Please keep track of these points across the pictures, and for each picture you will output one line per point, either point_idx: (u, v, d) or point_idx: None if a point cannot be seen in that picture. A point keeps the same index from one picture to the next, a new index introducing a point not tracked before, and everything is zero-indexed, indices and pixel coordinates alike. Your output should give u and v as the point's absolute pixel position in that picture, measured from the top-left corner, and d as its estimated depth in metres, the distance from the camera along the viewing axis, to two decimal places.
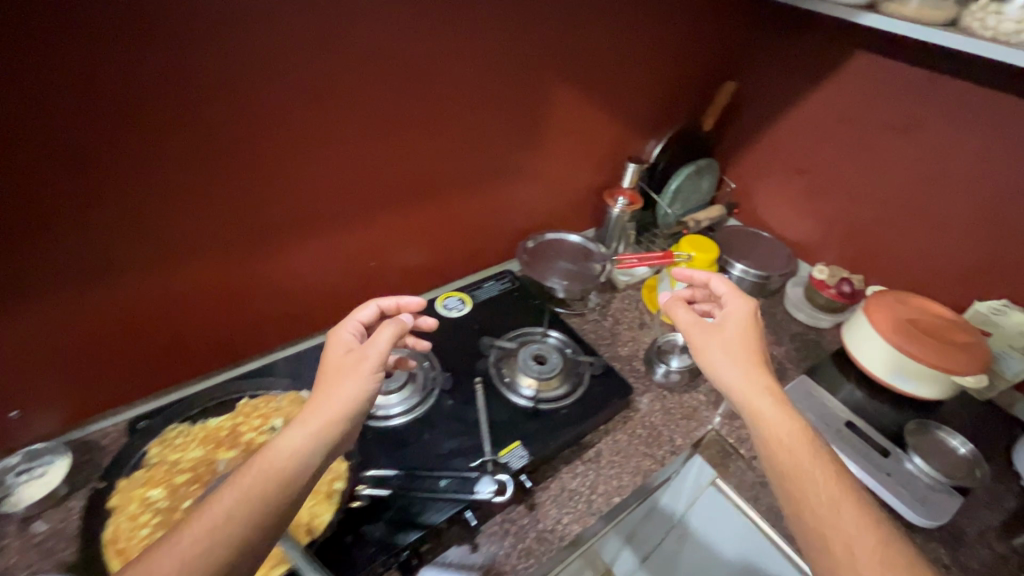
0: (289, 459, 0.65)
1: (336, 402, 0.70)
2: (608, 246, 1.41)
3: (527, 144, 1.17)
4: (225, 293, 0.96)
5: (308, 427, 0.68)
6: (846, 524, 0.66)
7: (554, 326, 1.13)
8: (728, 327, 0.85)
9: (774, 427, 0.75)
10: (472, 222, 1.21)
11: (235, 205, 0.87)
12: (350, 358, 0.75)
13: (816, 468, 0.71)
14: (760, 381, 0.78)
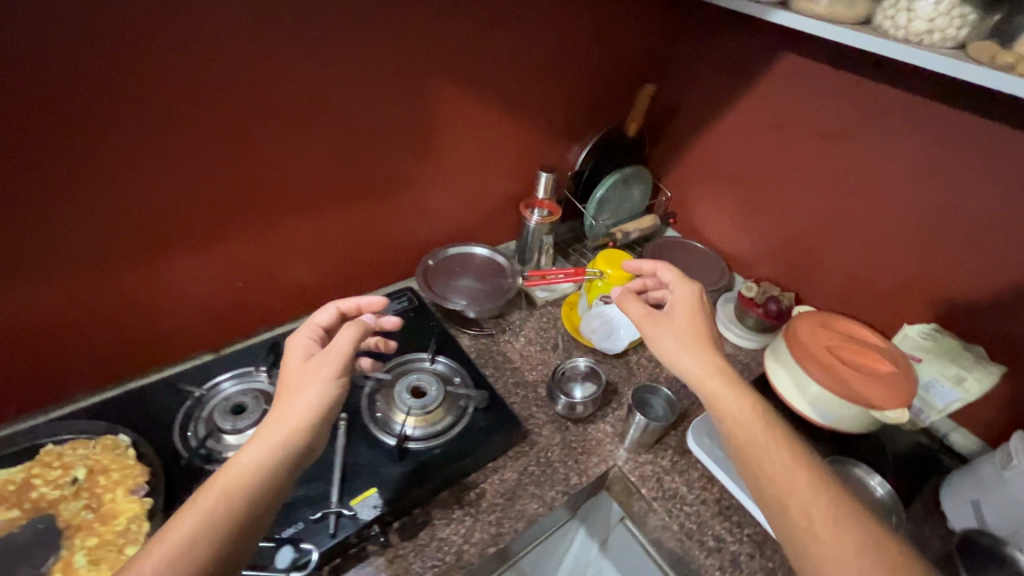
0: (243, 474, 0.60)
1: (296, 411, 0.65)
2: (528, 260, 1.32)
3: (425, 152, 1.07)
4: (59, 324, 0.83)
5: (272, 440, 0.63)
6: (800, 489, 0.66)
7: (443, 353, 1.05)
8: (682, 310, 0.84)
9: (726, 405, 0.73)
10: (366, 236, 1.10)
11: (103, 218, 0.77)
12: (310, 366, 0.70)
13: (770, 441, 0.70)
14: (708, 362, 0.77)
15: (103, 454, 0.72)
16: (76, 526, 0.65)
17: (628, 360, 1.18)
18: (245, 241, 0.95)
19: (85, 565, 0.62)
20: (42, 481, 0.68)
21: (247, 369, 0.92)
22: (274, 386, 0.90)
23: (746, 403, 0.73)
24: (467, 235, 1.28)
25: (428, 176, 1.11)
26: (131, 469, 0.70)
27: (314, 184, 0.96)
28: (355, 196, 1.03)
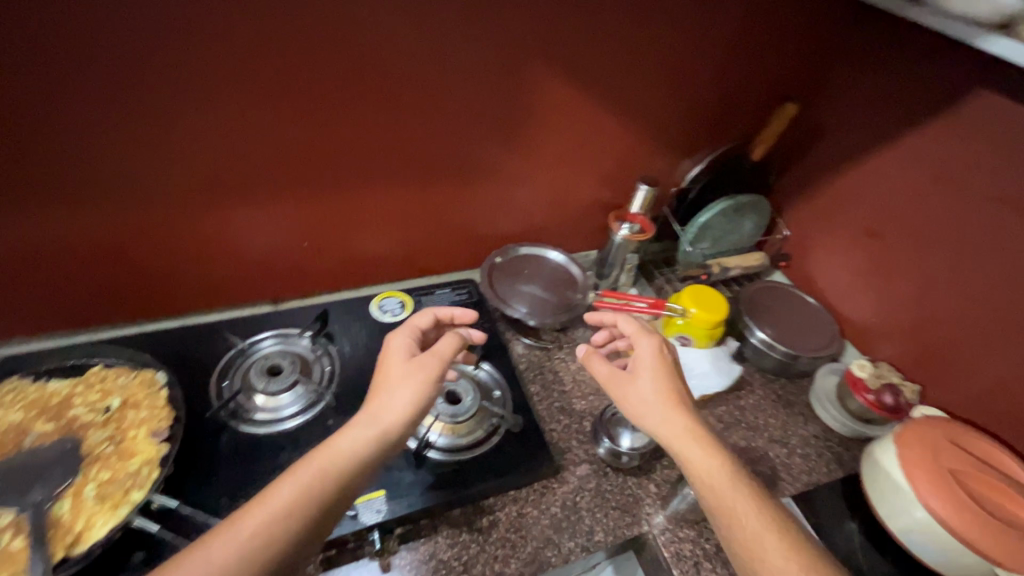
0: (340, 455, 0.61)
1: (393, 407, 0.66)
2: (606, 277, 1.19)
3: (516, 141, 0.97)
4: (125, 250, 0.84)
5: (372, 431, 0.64)
6: (778, 564, 0.58)
7: (487, 360, 0.98)
8: (645, 365, 0.75)
9: (696, 466, 0.66)
10: (439, 220, 1.04)
11: (177, 161, 0.77)
12: (412, 364, 0.70)
13: (745, 509, 0.63)
14: (678, 423, 0.70)
15: (138, 389, 0.73)
16: (96, 455, 0.67)
17: (693, 414, 1.03)
18: (316, 204, 0.91)
19: (92, 498, 0.63)
20: (83, 403, 0.71)
21: (289, 331, 0.92)
22: (312, 354, 0.90)
23: (717, 464, 0.66)
24: (544, 236, 1.18)
25: (514, 168, 1.02)
26: (158, 411, 0.71)
27: (393, 156, 0.90)
28: (432, 178, 0.96)
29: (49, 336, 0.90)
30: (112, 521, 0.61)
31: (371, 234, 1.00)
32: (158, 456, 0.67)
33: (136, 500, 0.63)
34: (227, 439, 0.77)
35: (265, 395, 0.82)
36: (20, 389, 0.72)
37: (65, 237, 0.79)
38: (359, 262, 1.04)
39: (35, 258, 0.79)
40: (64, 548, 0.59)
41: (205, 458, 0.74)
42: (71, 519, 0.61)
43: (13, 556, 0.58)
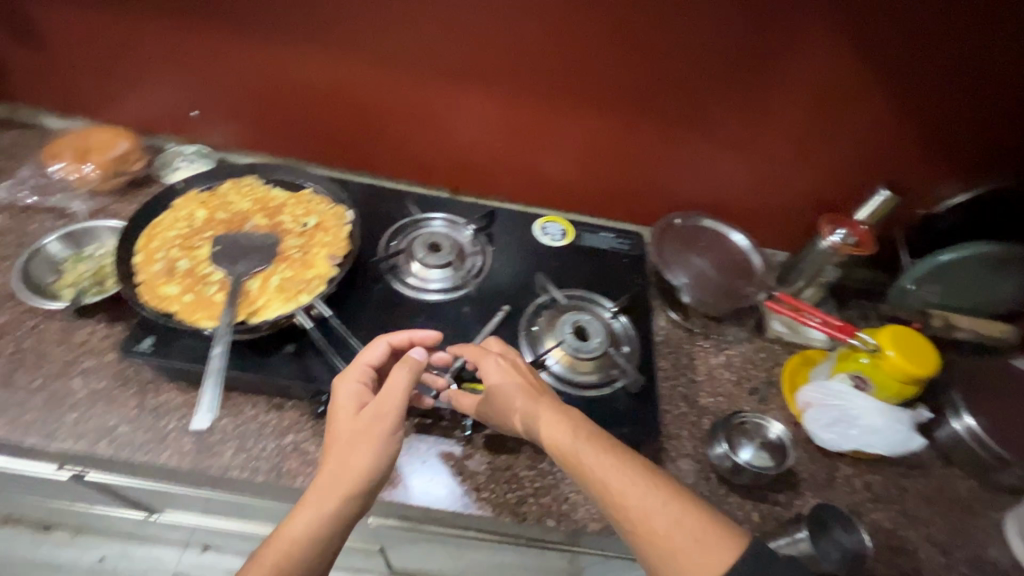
0: (299, 532, 0.56)
1: (350, 471, 0.59)
2: (789, 282, 1.03)
3: (739, 93, 0.87)
4: (355, 97, 0.96)
5: (327, 504, 0.57)
6: (638, 506, 0.58)
7: (627, 314, 0.90)
8: (497, 373, 0.73)
9: (553, 436, 0.65)
10: (626, 159, 0.99)
11: (417, 24, 0.85)
12: (362, 423, 0.63)
13: (594, 460, 0.62)
14: (524, 408, 0.69)
15: (331, 218, 0.84)
16: (286, 256, 0.79)
17: (834, 466, 0.87)
18: (516, 104, 0.93)
19: (274, 286, 0.75)
20: (290, 214, 0.84)
21: (457, 219, 0.97)
22: (470, 247, 0.94)
23: (564, 429, 0.65)
24: (734, 216, 1.06)
25: (729, 127, 0.91)
26: (339, 241, 0.81)
27: (604, 74, 0.87)
28: (634, 108, 0.91)
29: (283, 158, 1.08)
30: (282, 309, 0.72)
31: (556, 152, 1.00)
32: (327, 276, 0.77)
33: (302, 302, 0.73)
34: (378, 287, 0.85)
35: (420, 265, 0.88)
36: (253, 185, 0.87)
37: (318, 76, 0.94)
38: (538, 179, 1.05)
39: (295, 89, 0.97)
40: (245, 314, 0.71)
41: (357, 295, 0.83)
42: (257, 295, 0.73)
43: (213, 304, 0.72)
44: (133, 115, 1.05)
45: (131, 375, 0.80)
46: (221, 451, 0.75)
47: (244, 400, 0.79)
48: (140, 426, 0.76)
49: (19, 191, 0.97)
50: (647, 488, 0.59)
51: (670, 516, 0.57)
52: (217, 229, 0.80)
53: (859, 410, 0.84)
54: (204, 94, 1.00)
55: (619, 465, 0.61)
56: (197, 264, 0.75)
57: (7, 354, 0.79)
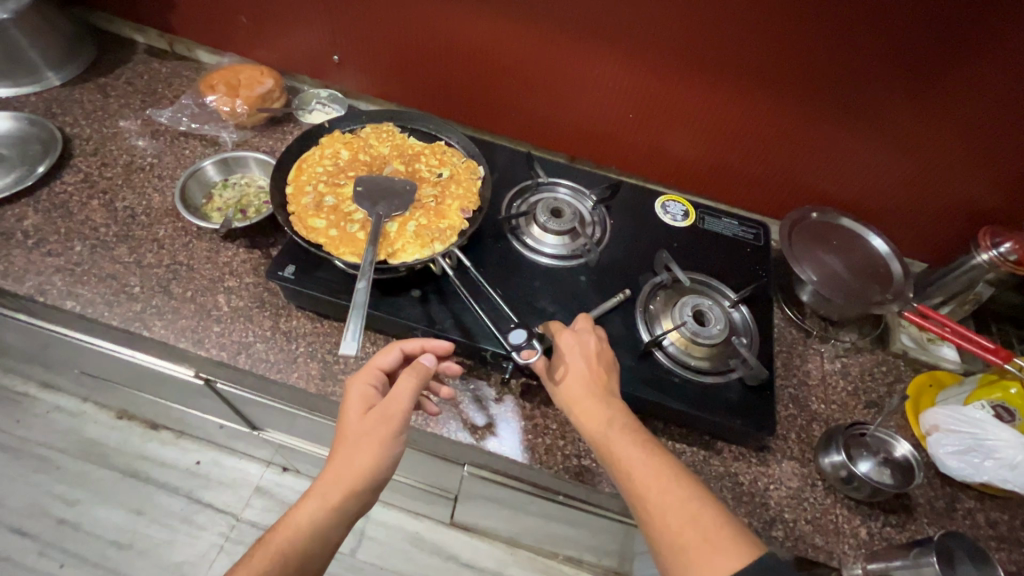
0: (305, 519, 0.61)
1: (354, 469, 0.61)
2: (925, 295, 0.95)
3: (915, 83, 0.79)
4: (499, 52, 0.97)
5: (331, 498, 0.61)
6: (664, 504, 0.57)
7: (747, 305, 0.87)
8: (564, 343, 0.71)
9: (594, 425, 0.65)
10: (763, 142, 0.94)
11: None
12: (366, 426, 0.63)
13: (628, 450, 0.62)
14: (578, 388, 0.68)
15: (463, 171, 0.85)
16: (422, 204, 0.80)
17: (954, 496, 0.81)
18: (661, 77, 0.91)
19: (411, 232, 0.77)
20: (425, 163, 0.85)
21: (580, 188, 0.96)
22: (589, 217, 0.93)
23: (608, 419, 0.65)
24: (870, 216, 0.99)
25: (892, 122, 0.85)
26: (472, 195, 0.82)
27: (765, 54, 0.83)
28: (787, 89, 0.86)
29: (413, 109, 1.11)
30: (419, 254, 0.74)
31: (690, 128, 0.97)
32: (460, 228, 0.78)
33: (437, 250, 0.75)
34: (500, 245, 0.86)
35: (540, 229, 0.88)
36: (392, 132, 0.89)
37: (464, 31, 0.96)
38: (664, 156, 1.03)
39: (437, 40, 0.98)
40: (384, 254, 0.74)
41: (481, 250, 0.85)
42: (395, 238, 0.76)
43: (356, 241, 0.75)
44: (278, 56, 1.11)
45: (267, 299, 0.86)
46: (344, 380, 0.80)
47: (366, 336, 0.84)
48: (273, 346, 0.82)
49: (177, 117, 1.04)
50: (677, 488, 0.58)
51: (694, 519, 0.56)
52: (359, 170, 0.83)
53: (1000, 442, 0.77)
54: (348, 39, 1.03)
55: (654, 466, 0.60)
56: (342, 202, 0.79)
57: (165, 265, 0.87)
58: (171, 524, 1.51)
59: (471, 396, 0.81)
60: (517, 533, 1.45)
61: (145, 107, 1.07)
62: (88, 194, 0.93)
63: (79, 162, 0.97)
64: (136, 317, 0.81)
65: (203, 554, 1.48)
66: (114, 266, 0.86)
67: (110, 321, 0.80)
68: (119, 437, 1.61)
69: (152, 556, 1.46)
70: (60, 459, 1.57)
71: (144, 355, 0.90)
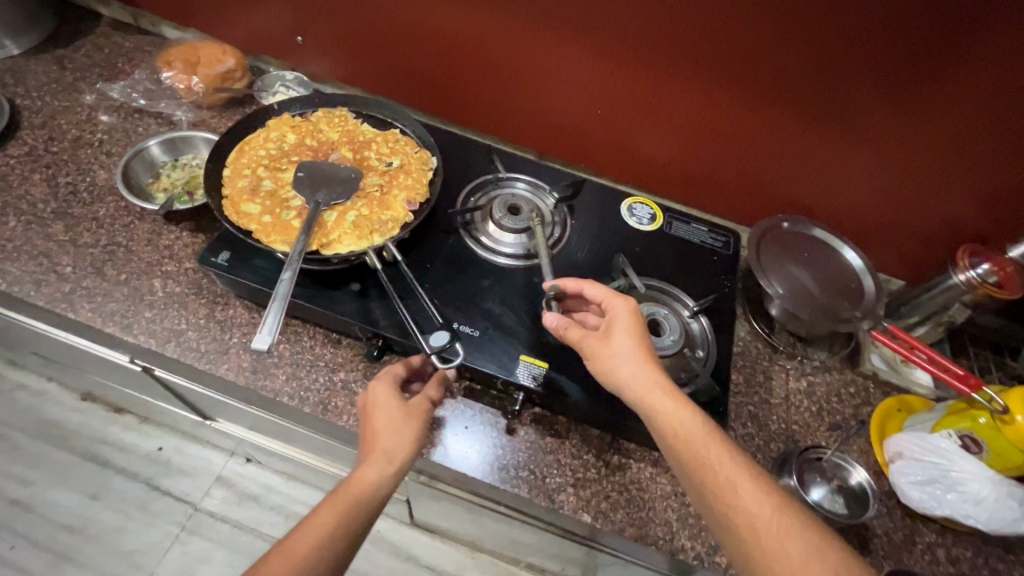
0: (364, 485, 0.59)
1: (403, 444, 0.63)
2: (900, 315, 0.90)
3: (895, 91, 0.74)
4: (464, 41, 0.93)
5: (391, 465, 0.61)
6: (761, 512, 0.53)
7: (707, 315, 0.82)
8: (620, 319, 0.65)
9: (669, 418, 0.58)
10: (737, 147, 0.90)
11: None
12: (410, 407, 0.65)
13: (712, 449, 0.57)
14: (650, 378, 0.60)
15: (415, 161, 0.81)
16: (366, 193, 0.77)
17: (914, 529, 0.77)
18: (632, 74, 0.86)
19: (350, 222, 0.73)
20: (375, 151, 0.81)
21: (542, 185, 0.92)
22: (549, 215, 0.89)
23: (683, 413, 0.58)
24: (846, 229, 0.94)
25: (873, 132, 0.80)
26: (420, 186, 0.78)
27: (740, 55, 0.78)
28: (762, 92, 0.81)
29: (379, 96, 1.08)
30: (355, 246, 0.70)
31: (661, 129, 0.92)
32: (402, 220, 0.74)
33: (375, 242, 0.71)
34: (451, 240, 0.82)
35: (495, 226, 0.84)
36: (345, 116, 0.85)
37: (427, 18, 0.92)
38: (635, 157, 0.99)
39: (400, 24, 0.94)
40: (318, 244, 0.70)
41: (429, 245, 0.81)
42: (332, 227, 0.72)
43: (290, 229, 0.71)
44: (242, 34, 1.07)
45: (205, 285, 0.82)
46: (276, 374, 0.76)
47: (304, 329, 0.80)
48: (206, 335, 0.78)
49: (131, 92, 1.00)
50: (771, 494, 0.54)
51: (797, 536, 0.51)
52: (304, 155, 0.79)
53: (965, 475, 0.73)
54: (310, 20, 1.00)
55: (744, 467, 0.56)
56: (280, 188, 0.75)
57: (101, 245, 0.83)
58: (127, 511, 1.46)
59: None
60: (478, 537, 1.41)
61: (102, 81, 1.03)
62: (30, 168, 0.89)
63: (26, 135, 0.94)
64: (64, 298, 0.77)
65: (156, 543, 1.43)
66: (47, 244, 0.82)
67: (36, 301, 0.77)
68: (79, 419, 1.56)
69: (104, 543, 1.41)
70: (19, 438, 1.51)
71: (77, 337, 0.86)
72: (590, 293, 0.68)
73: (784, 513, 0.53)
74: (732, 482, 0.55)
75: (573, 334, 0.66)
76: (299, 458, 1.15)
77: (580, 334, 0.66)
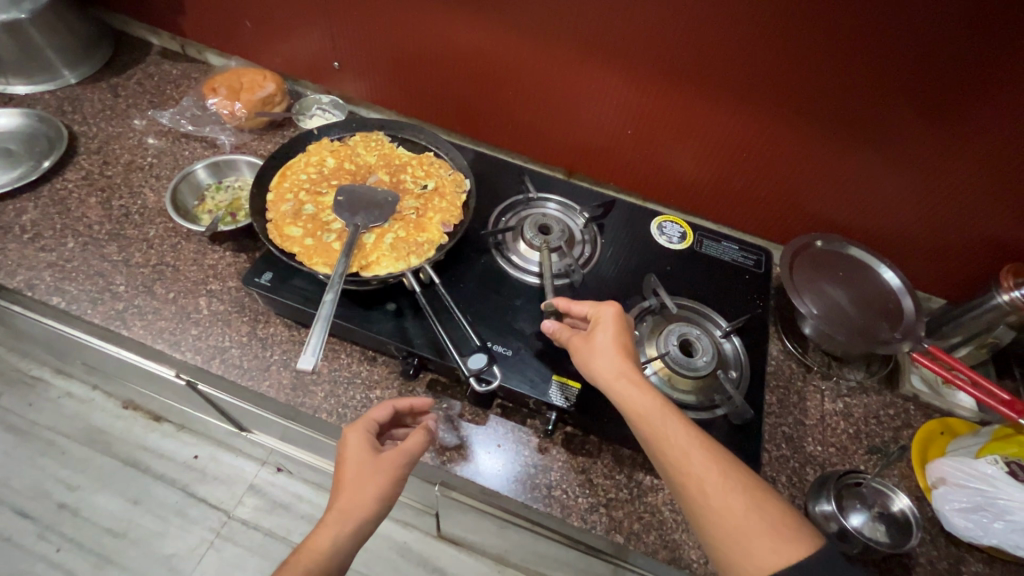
0: (324, 546, 0.61)
1: (363, 499, 0.63)
2: (940, 334, 0.88)
3: (932, 111, 0.73)
4: (495, 65, 0.95)
5: (349, 521, 0.62)
6: (711, 477, 0.54)
7: (739, 336, 0.82)
8: (599, 320, 0.66)
9: (631, 398, 0.60)
10: (769, 166, 0.90)
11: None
12: (377, 466, 0.65)
13: (670, 425, 0.58)
14: (622, 367, 0.62)
15: (449, 184, 0.84)
16: (402, 216, 0.79)
17: (959, 557, 0.74)
18: (662, 97, 0.88)
19: (387, 244, 0.76)
20: (411, 174, 0.84)
21: (572, 205, 0.93)
22: (580, 234, 0.90)
23: (645, 396, 0.60)
24: (881, 247, 0.93)
25: (909, 152, 0.79)
26: (454, 209, 0.80)
27: (772, 76, 0.78)
28: (795, 113, 0.81)
29: (412, 118, 1.11)
30: (393, 268, 0.72)
31: (692, 148, 0.93)
32: (438, 243, 0.76)
33: (412, 264, 0.73)
34: (483, 260, 0.84)
35: (526, 245, 0.85)
36: (381, 141, 0.88)
37: (460, 43, 0.94)
38: (664, 175, 0.99)
39: (432, 49, 0.97)
40: (358, 266, 0.73)
41: (462, 265, 0.83)
42: (370, 249, 0.75)
43: (330, 252, 0.74)
44: (283, 60, 1.11)
45: (247, 303, 0.86)
46: (315, 392, 0.78)
47: (342, 347, 0.83)
48: (248, 352, 0.81)
49: (179, 118, 1.06)
50: (720, 462, 0.55)
51: (744, 497, 0.53)
52: (343, 179, 0.83)
53: (1014, 503, 0.69)
54: (346, 46, 1.03)
55: (697, 438, 0.57)
56: (321, 212, 0.79)
57: (151, 264, 0.88)
58: (165, 516, 1.49)
59: (442, 418, 0.78)
60: (505, 551, 1.40)
61: (151, 107, 1.09)
62: (87, 192, 0.95)
63: (83, 160, 0.99)
64: (117, 316, 0.82)
65: (193, 548, 1.45)
66: (102, 264, 0.87)
67: (92, 318, 0.81)
68: (122, 426, 1.60)
69: (144, 548, 1.44)
70: (65, 444, 1.55)
71: (127, 352, 0.89)
72: (579, 309, 0.70)
73: (736, 482, 0.54)
74: (685, 451, 0.56)
75: (563, 337, 0.68)
76: (331, 469, 1.18)
77: (567, 337, 0.68)
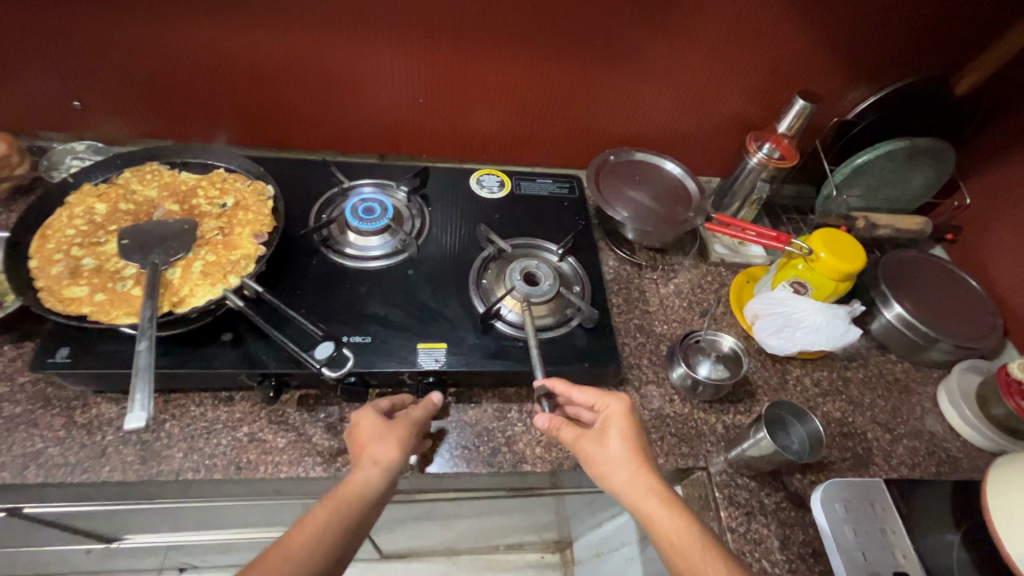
0: (351, 493, 0.60)
1: (383, 456, 0.62)
2: (723, 203, 1.06)
3: (656, 16, 0.86)
4: (261, 64, 0.90)
5: (377, 471, 0.61)
6: None
7: (573, 255, 0.91)
8: (614, 422, 0.66)
9: (660, 525, 0.59)
10: (554, 99, 0.98)
11: None
12: (398, 424, 0.66)
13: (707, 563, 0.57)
14: (644, 483, 0.61)
15: (250, 196, 0.79)
16: (207, 240, 0.74)
17: (784, 370, 0.91)
18: (438, 57, 0.90)
19: (198, 273, 0.70)
20: (203, 197, 0.78)
21: (388, 183, 0.94)
22: (406, 210, 0.91)
23: (671, 515, 0.60)
24: (664, 147, 1.08)
25: (653, 57, 0.92)
26: (263, 218, 0.77)
27: (524, 14, 0.85)
28: (556, 45, 0.89)
29: (193, 142, 1.01)
30: (210, 294, 0.67)
31: (484, 98, 0.97)
32: (255, 256, 0.72)
33: (232, 283, 0.69)
34: (316, 261, 0.81)
35: (355, 233, 0.85)
36: (157, 171, 0.80)
37: (215, 50, 0.87)
38: (474, 135, 1.04)
39: (186, 63, 0.89)
40: (169, 305, 0.66)
41: (293, 272, 0.79)
42: (179, 284, 0.69)
43: (131, 299, 0.66)
44: (4, 114, 0.93)
45: (52, 394, 0.73)
46: (171, 455, 0.70)
47: (189, 399, 0.75)
48: (72, 445, 0.69)
49: None
50: None
51: None
52: (123, 221, 0.74)
53: (802, 313, 0.87)
54: (80, 81, 0.90)
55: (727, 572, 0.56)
56: (105, 262, 0.70)
57: None
58: None
59: (322, 427, 0.75)
60: (452, 542, 1.40)
61: None
62: None
63: None
64: None
65: None
66: None
67: None
68: None
69: None
70: None
71: None
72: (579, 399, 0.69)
73: None
74: None
75: (570, 437, 0.67)
76: (236, 540, 1.07)
77: (574, 435, 0.67)
